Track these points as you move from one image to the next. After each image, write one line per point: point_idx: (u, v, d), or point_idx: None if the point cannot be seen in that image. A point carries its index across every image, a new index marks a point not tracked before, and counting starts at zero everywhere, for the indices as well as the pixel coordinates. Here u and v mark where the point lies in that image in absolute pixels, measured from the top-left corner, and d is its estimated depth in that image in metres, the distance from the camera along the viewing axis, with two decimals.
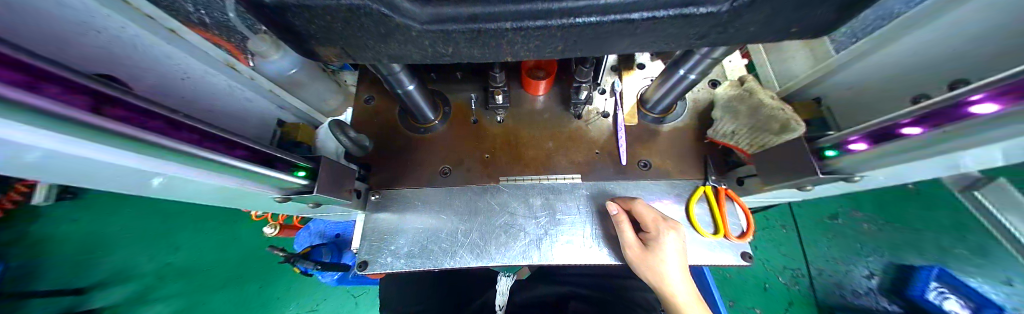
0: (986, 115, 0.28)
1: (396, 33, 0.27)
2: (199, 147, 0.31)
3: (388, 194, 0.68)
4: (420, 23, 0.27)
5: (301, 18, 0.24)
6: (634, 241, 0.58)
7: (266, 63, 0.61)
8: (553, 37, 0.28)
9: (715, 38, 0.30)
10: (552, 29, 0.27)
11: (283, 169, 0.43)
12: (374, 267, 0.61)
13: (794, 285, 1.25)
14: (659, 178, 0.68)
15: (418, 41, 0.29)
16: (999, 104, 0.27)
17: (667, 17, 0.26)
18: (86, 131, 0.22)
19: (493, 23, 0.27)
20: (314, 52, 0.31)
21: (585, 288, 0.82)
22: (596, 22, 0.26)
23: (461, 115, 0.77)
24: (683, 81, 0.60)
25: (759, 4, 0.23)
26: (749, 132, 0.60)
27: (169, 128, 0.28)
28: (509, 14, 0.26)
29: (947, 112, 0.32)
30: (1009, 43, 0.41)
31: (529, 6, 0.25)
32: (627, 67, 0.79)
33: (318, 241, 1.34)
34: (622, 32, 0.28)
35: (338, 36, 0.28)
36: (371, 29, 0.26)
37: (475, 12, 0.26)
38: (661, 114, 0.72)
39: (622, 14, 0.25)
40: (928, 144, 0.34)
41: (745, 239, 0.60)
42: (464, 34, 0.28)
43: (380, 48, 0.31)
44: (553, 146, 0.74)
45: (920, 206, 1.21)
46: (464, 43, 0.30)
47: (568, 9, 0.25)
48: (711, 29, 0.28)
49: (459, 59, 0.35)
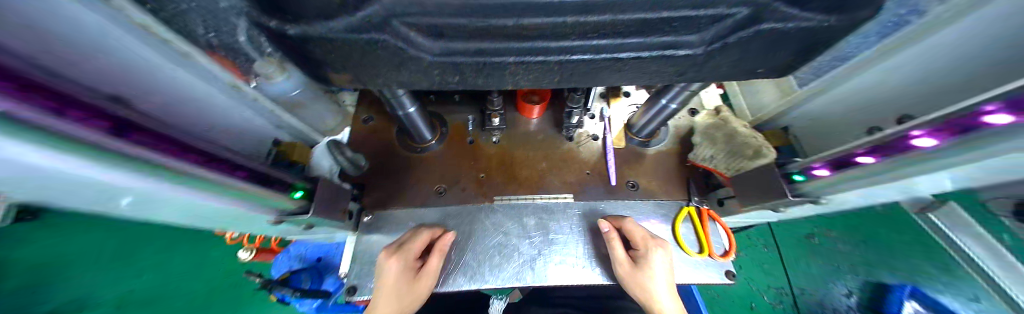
0: (929, 148, 0.33)
1: (408, 62, 0.30)
2: (203, 169, 0.32)
3: (381, 214, 0.67)
4: (432, 54, 0.29)
5: (322, 47, 0.26)
6: (626, 259, 0.59)
7: (268, 84, 0.57)
8: (551, 71, 0.32)
9: (692, 77, 0.35)
10: (551, 64, 0.31)
11: (281, 188, 0.43)
12: (363, 292, 0.60)
13: (778, 305, 1.24)
14: (646, 199, 0.71)
15: (428, 71, 0.32)
16: (937, 139, 0.32)
17: (651, 57, 0.30)
18: (100, 153, 0.22)
19: (498, 57, 0.30)
20: (326, 77, 0.33)
21: (577, 309, 0.80)
22: (590, 59, 0.30)
23: (458, 136, 0.80)
24: (664, 110, 0.67)
25: (729, 49, 0.28)
26: (725, 156, 0.66)
27: (179, 149, 0.29)
28: (512, 51, 0.29)
29: (893, 145, 0.37)
30: (929, 92, 0.47)
31: (530, 45, 0.28)
32: (614, 94, 0.87)
33: (297, 265, 1.26)
34: (611, 68, 0.32)
35: (353, 64, 0.30)
36: (387, 59, 0.29)
37: (483, 48, 0.29)
38: (646, 138, 0.78)
39: (611, 53, 0.29)
40: (884, 173, 0.39)
41: (727, 257, 0.63)
42: (472, 66, 0.31)
43: (389, 75, 0.33)
44: (547, 166, 0.76)
45: None
46: (470, 73, 0.33)
47: (566, 48, 0.29)
48: (689, 68, 0.32)
49: (463, 86, 0.37)
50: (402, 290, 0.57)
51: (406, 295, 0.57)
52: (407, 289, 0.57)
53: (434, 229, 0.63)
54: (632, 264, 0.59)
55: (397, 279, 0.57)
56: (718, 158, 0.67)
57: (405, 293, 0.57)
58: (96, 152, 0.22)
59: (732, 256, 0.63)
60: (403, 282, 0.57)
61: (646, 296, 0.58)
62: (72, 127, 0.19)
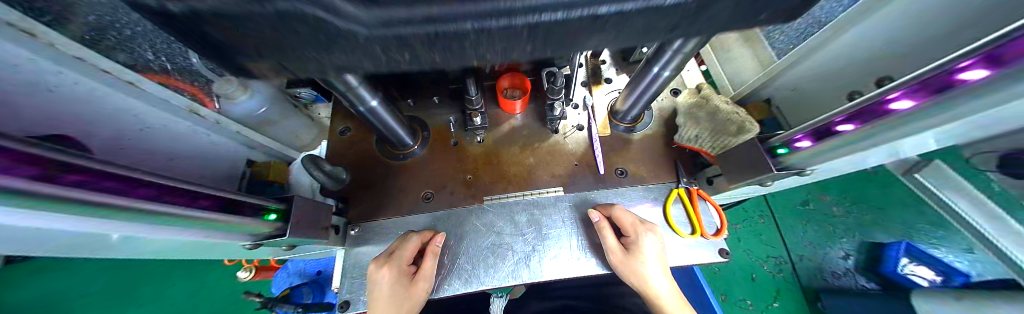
0: (906, 110, 0.33)
1: (338, 39, 0.20)
2: (159, 202, 0.30)
3: (369, 226, 0.66)
4: (365, 26, 0.19)
5: (215, 27, 0.17)
6: (617, 246, 0.59)
7: (232, 105, 0.61)
8: (519, 37, 0.23)
9: (685, 32, 0.26)
10: (516, 28, 0.21)
11: (251, 214, 0.41)
12: (358, 306, 0.58)
13: (778, 273, 1.27)
14: (635, 185, 0.70)
15: (369, 50, 0.22)
16: (914, 100, 0.32)
17: (634, 11, 0.20)
18: (32, 199, 0.20)
19: (450, 24, 0.20)
20: (245, 69, 0.24)
21: (579, 300, 0.80)
22: (566, 17, 0.20)
23: (441, 139, 0.78)
24: (658, 78, 0.57)
25: (702, 29, 0.26)
26: (709, 135, 0.65)
27: (125, 185, 0.27)
28: (466, 12, 0.19)
29: (872, 110, 0.37)
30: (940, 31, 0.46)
31: (488, 2, 0.19)
32: (595, 81, 0.86)
33: (296, 282, 1.24)
34: (589, 29, 0.23)
35: (273, 48, 0.21)
36: (307, 38, 0.20)
37: (426, 10, 0.19)
38: (631, 124, 0.77)
39: (588, 8, 0.20)
40: (863, 138, 0.39)
41: (720, 237, 0.63)
42: (420, 38, 0.21)
43: (322, 59, 0.23)
44: (534, 161, 0.75)
45: (881, 186, 1.33)
46: (422, 49, 0.23)
47: (532, 2, 0.19)
48: (680, 20, 0.23)
49: (419, 67, 0.27)
50: (397, 301, 0.54)
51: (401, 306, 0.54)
52: (402, 300, 0.54)
53: (423, 233, 0.60)
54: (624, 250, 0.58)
55: (390, 291, 0.54)
56: (702, 138, 0.66)
57: (401, 304, 0.54)
58: (27, 199, 0.20)
59: (725, 233, 0.63)
60: (397, 293, 0.54)
61: (639, 281, 0.58)
62: (7, 177, 0.18)
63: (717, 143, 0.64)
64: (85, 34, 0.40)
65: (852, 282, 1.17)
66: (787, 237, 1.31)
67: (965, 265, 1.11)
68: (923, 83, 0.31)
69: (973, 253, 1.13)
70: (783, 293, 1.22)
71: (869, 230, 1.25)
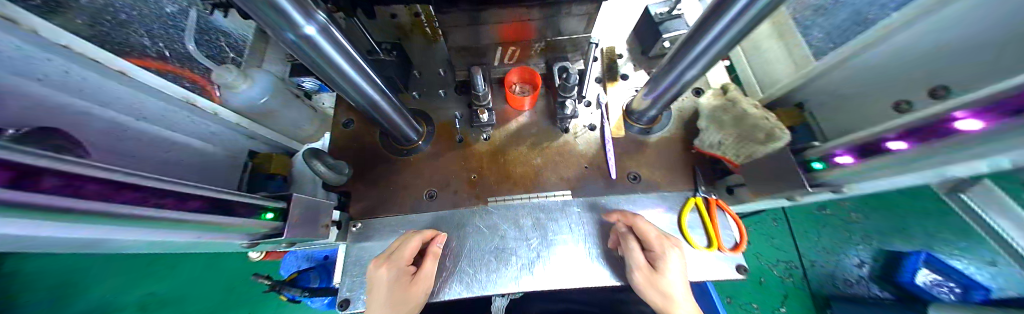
0: (977, 132, 0.28)
1: None
2: (145, 206, 0.28)
3: (372, 224, 0.64)
4: None
5: None
6: (644, 263, 0.53)
7: (234, 94, 0.56)
8: None
9: None
10: None
11: (248, 214, 0.40)
12: (358, 305, 0.58)
13: (788, 278, 1.21)
14: (648, 191, 0.67)
15: None
16: (984, 121, 0.27)
17: None
18: (11, 213, 0.19)
19: None
20: None
21: (582, 304, 0.79)
22: None
23: (446, 135, 0.75)
24: (706, 53, 0.45)
25: None
26: (734, 143, 0.59)
27: (111, 190, 0.26)
28: None
29: (927, 128, 0.33)
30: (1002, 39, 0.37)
31: None
32: (610, 78, 0.80)
33: (304, 265, 1.27)
34: None
35: None
36: None
37: None
38: (647, 125, 0.72)
39: None
40: (916, 160, 0.34)
41: (737, 251, 0.59)
42: None
43: None
44: (542, 161, 0.72)
45: (904, 192, 1.24)
46: None
47: None
48: None
49: None
50: (394, 301, 0.51)
51: (398, 305, 0.51)
52: (399, 301, 0.51)
53: (425, 231, 0.58)
54: (653, 269, 0.52)
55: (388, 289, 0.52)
56: (727, 145, 0.60)
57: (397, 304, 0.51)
58: (5, 213, 0.19)
59: (743, 249, 0.59)
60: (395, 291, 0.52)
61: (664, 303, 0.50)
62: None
63: (740, 151, 0.58)
64: (73, 18, 0.38)
65: (864, 291, 1.11)
66: (799, 242, 1.24)
67: (988, 278, 1.03)
68: (996, 103, 0.26)
69: (1000, 267, 1.04)
70: (790, 298, 1.17)
71: (889, 240, 1.17)
